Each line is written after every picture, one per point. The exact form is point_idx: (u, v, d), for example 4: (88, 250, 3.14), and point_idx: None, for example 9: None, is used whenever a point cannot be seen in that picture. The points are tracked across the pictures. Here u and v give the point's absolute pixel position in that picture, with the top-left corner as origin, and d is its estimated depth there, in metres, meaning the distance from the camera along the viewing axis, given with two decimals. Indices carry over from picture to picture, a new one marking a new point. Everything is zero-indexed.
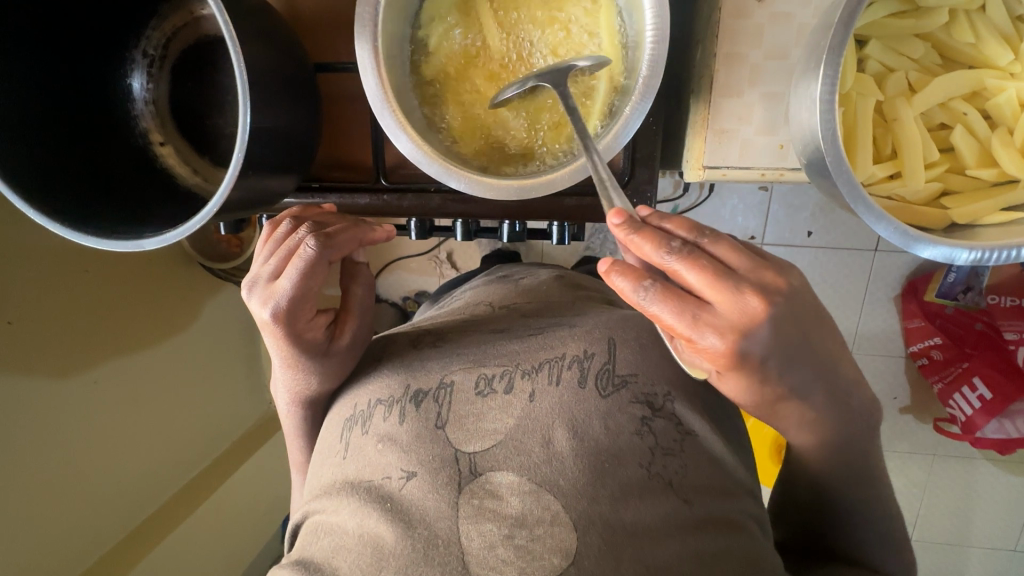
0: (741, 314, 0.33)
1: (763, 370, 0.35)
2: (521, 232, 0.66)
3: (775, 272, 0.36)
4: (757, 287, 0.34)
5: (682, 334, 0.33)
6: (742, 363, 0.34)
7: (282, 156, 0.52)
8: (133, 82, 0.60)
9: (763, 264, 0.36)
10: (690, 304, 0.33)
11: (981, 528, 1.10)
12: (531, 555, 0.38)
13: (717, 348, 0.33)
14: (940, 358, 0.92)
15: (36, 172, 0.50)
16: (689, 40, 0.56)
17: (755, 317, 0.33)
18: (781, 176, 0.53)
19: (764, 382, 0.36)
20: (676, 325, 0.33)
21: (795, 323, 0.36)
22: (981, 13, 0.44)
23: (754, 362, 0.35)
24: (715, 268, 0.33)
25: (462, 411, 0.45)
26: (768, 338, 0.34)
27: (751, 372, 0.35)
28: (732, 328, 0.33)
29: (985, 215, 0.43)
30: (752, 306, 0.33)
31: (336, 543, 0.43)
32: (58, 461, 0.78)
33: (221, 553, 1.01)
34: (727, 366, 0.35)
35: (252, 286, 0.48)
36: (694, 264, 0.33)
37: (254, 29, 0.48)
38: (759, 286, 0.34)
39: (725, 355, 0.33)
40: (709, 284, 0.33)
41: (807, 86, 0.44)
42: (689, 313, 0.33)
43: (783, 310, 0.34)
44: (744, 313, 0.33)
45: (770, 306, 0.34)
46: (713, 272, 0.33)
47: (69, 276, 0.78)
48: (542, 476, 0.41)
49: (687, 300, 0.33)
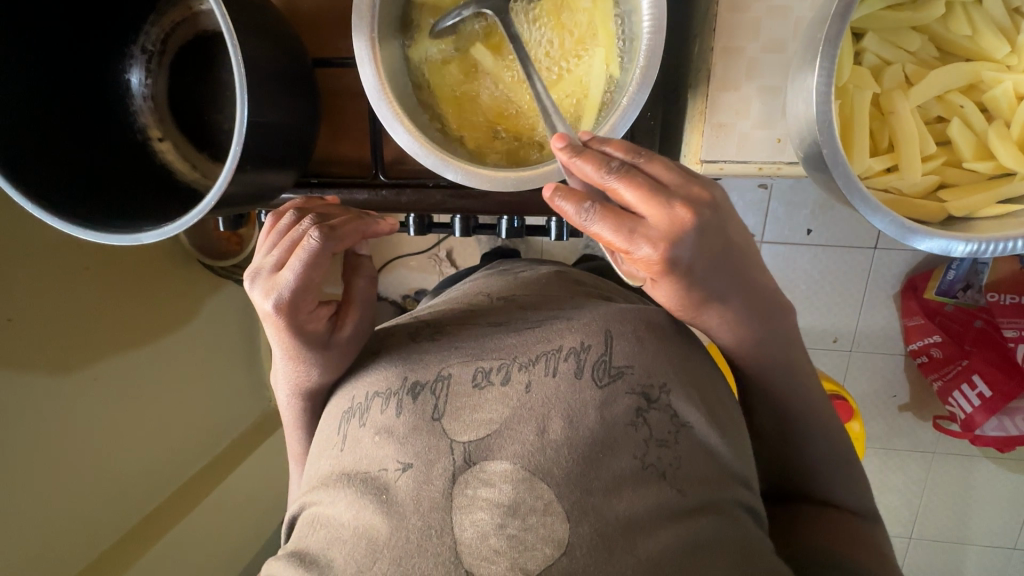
0: (670, 223, 0.36)
1: (693, 278, 0.39)
2: (519, 229, 0.65)
3: (703, 187, 0.39)
4: (686, 199, 0.37)
5: (619, 247, 0.36)
6: (674, 271, 0.37)
7: (280, 150, 0.52)
8: (131, 77, 0.60)
9: (693, 180, 0.38)
10: (625, 217, 0.36)
11: (981, 527, 1.09)
12: (523, 546, 0.38)
13: (651, 257, 0.36)
14: (939, 355, 0.92)
15: (34, 166, 0.50)
16: (687, 34, 0.56)
17: (683, 226, 0.36)
18: (779, 169, 0.53)
19: (695, 290, 0.40)
20: (613, 239, 0.36)
21: (722, 235, 0.39)
22: (977, 6, 0.44)
23: (687, 271, 0.38)
24: (647, 183, 0.36)
25: (460, 403, 0.45)
26: (697, 248, 0.37)
27: (683, 280, 0.38)
28: (663, 238, 0.36)
29: (980, 208, 0.44)
30: (680, 216, 0.36)
31: (332, 535, 0.43)
32: (58, 457, 0.78)
33: (220, 551, 1.01)
34: (663, 275, 0.38)
35: (254, 276, 0.48)
36: (628, 181, 0.36)
37: (252, 23, 0.48)
38: (688, 198, 0.37)
39: (659, 263, 0.37)
40: (642, 198, 0.36)
41: (803, 79, 0.44)
42: (624, 226, 0.36)
43: (709, 221, 0.37)
44: (673, 222, 0.36)
45: (699, 217, 0.36)
46: (646, 186, 0.36)
47: (69, 273, 0.78)
48: (536, 466, 0.41)
49: (621, 213, 0.36)
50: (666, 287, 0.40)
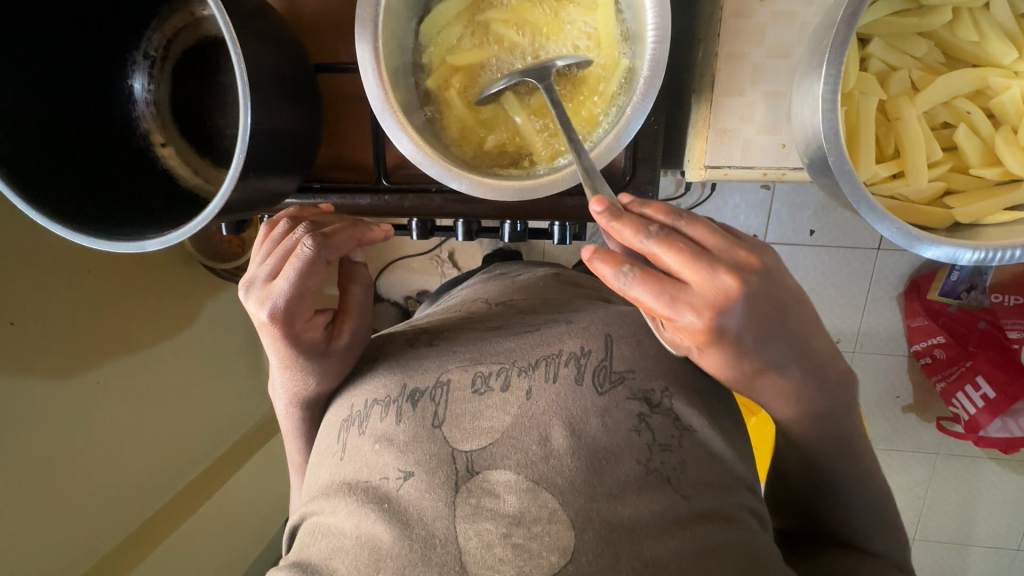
0: (716, 291, 0.34)
1: (740, 344, 0.37)
2: (522, 233, 0.65)
3: (748, 251, 0.37)
4: (731, 266, 0.35)
5: (662, 313, 0.35)
6: (719, 338, 0.36)
7: (283, 158, 0.52)
8: (133, 83, 0.60)
9: (736, 244, 0.37)
10: (667, 284, 0.35)
11: (983, 527, 1.09)
12: (528, 554, 0.38)
13: (695, 324, 0.35)
14: (942, 356, 0.91)
15: (37, 174, 0.50)
16: (690, 38, 0.56)
17: (729, 295, 0.34)
18: (783, 175, 0.53)
19: (742, 357, 0.38)
20: (655, 305, 0.35)
21: (767, 298, 0.37)
22: (984, 11, 0.44)
23: (733, 338, 0.36)
24: (691, 250, 0.35)
25: (460, 410, 0.45)
26: (743, 314, 0.36)
27: (729, 346, 0.37)
28: (707, 305, 0.35)
29: (988, 215, 0.43)
30: (725, 284, 0.35)
31: (335, 545, 0.43)
32: (60, 461, 0.78)
33: (223, 552, 1.01)
34: (708, 343, 0.36)
35: (249, 286, 0.48)
36: (672, 247, 0.35)
37: (254, 30, 0.48)
38: (734, 265, 0.35)
39: (703, 331, 0.35)
40: (685, 264, 0.34)
41: (809, 85, 0.43)
42: (666, 292, 0.35)
43: (758, 288, 0.36)
44: (718, 291, 0.34)
45: (746, 284, 0.35)
46: (689, 252, 0.35)
47: (70, 277, 0.78)
48: (539, 474, 0.41)
49: (663, 279, 0.35)
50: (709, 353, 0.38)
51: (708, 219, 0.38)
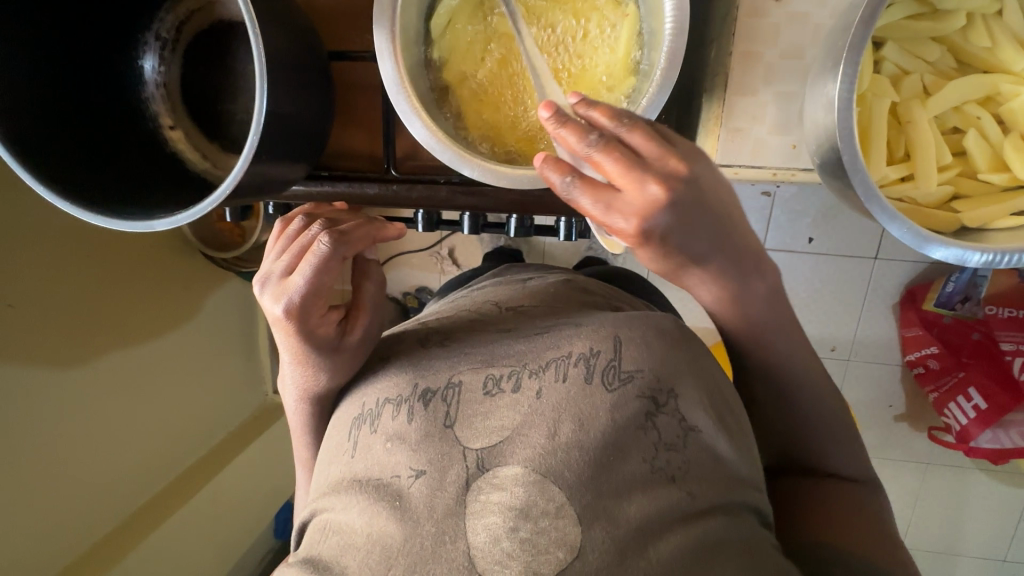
0: (646, 202, 0.35)
1: (668, 247, 0.38)
2: (529, 228, 0.65)
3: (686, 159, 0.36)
4: (667, 175, 0.35)
5: (597, 220, 0.36)
6: (651, 242, 0.37)
7: (293, 142, 0.51)
8: (144, 63, 0.59)
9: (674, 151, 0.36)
10: (603, 192, 0.35)
11: (972, 538, 1.10)
12: (536, 550, 0.38)
13: (626, 230, 0.36)
14: (936, 367, 0.92)
15: (44, 152, 0.49)
16: (704, 39, 0.57)
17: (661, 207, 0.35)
18: (793, 176, 0.54)
19: (671, 257, 0.39)
20: (589, 211, 0.36)
21: (704, 208, 0.37)
22: (997, 18, 0.45)
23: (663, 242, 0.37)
24: (627, 157, 0.35)
25: (471, 411, 0.45)
26: (677, 223, 0.36)
27: (659, 249, 0.38)
28: (638, 214, 0.35)
29: (996, 219, 0.44)
30: (656, 193, 0.35)
31: (346, 541, 0.42)
32: (54, 447, 0.77)
33: (213, 545, 1.00)
34: (641, 248, 0.37)
35: (265, 281, 0.48)
36: (609, 155, 0.35)
37: (270, 13, 0.48)
38: (669, 175, 0.35)
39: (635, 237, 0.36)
40: (620, 172, 0.35)
41: (823, 85, 0.44)
42: (601, 201, 0.35)
43: (691, 198, 0.36)
44: (649, 200, 0.35)
45: (679, 196, 0.35)
46: (625, 159, 0.35)
47: (70, 260, 0.78)
48: (547, 468, 0.41)
49: (599, 187, 0.35)
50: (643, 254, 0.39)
51: (650, 120, 0.37)
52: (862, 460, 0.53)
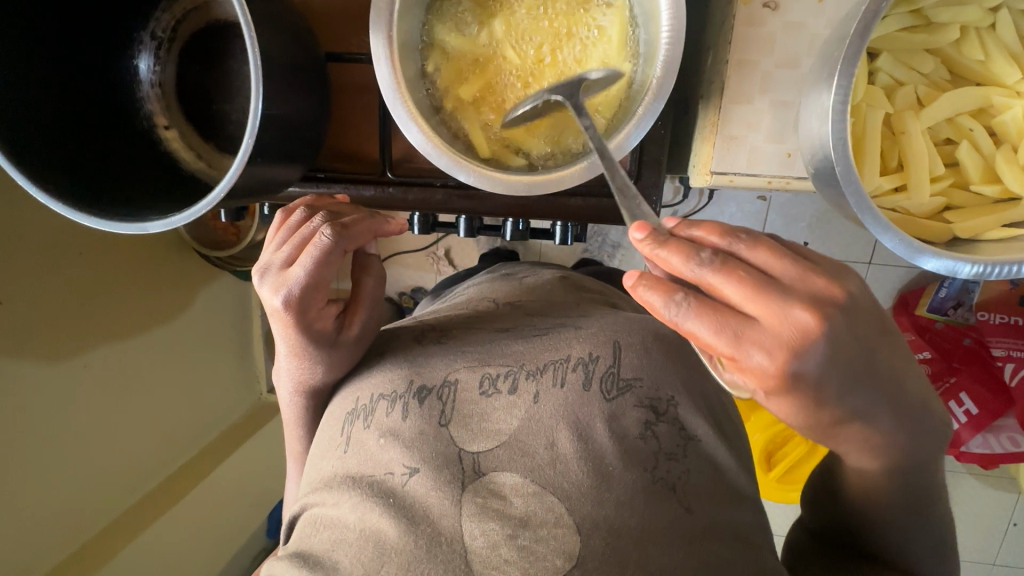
0: (789, 328, 0.30)
1: (814, 391, 0.32)
2: (525, 232, 0.65)
3: (832, 282, 0.32)
4: (807, 299, 0.31)
5: (723, 353, 0.30)
6: (795, 385, 0.31)
7: (288, 144, 0.51)
8: (140, 63, 0.60)
9: (812, 271, 0.33)
10: (730, 318, 0.31)
11: (961, 542, 1.11)
12: (534, 556, 0.38)
13: (766, 367, 0.30)
14: (928, 372, 0.89)
15: (37, 153, 0.49)
16: (701, 45, 0.57)
17: (809, 334, 0.30)
18: (787, 184, 0.54)
19: (820, 405, 0.33)
20: (714, 342, 0.30)
21: (856, 337, 0.32)
22: (990, 30, 0.45)
23: (812, 384, 0.31)
24: (753, 278, 0.31)
25: (467, 411, 0.45)
26: (826, 360, 0.31)
27: (808, 396, 0.32)
28: (779, 344, 0.30)
29: (986, 230, 0.44)
30: (802, 320, 0.30)
31: (338, 537, 0.43)
32: (45, 445, 0.77)
33: (204, 544, 1.00)
34: (783, 391, 0.31)
35: (264, 272, 0.48)
36: (732, 275, 0.31)
37: (268, 16, 0.47)
38: (810, 298, 0.31)
39: (776, 376, 0.30)
40: (749, 294, 0.31)
41: (818, 95, 0.44)
42: (728, 328, 0.30)
43: (840, 326, 0.31)
44: (794, 328, 0.30)
45: (826, 321, 0.30)
46: (753, 282, 0.31)
47: (62, 257, 0.77)
48: (546, 479, 0.41)
49: (724, 313, 0.31)
50: (778, 402, 0.33)
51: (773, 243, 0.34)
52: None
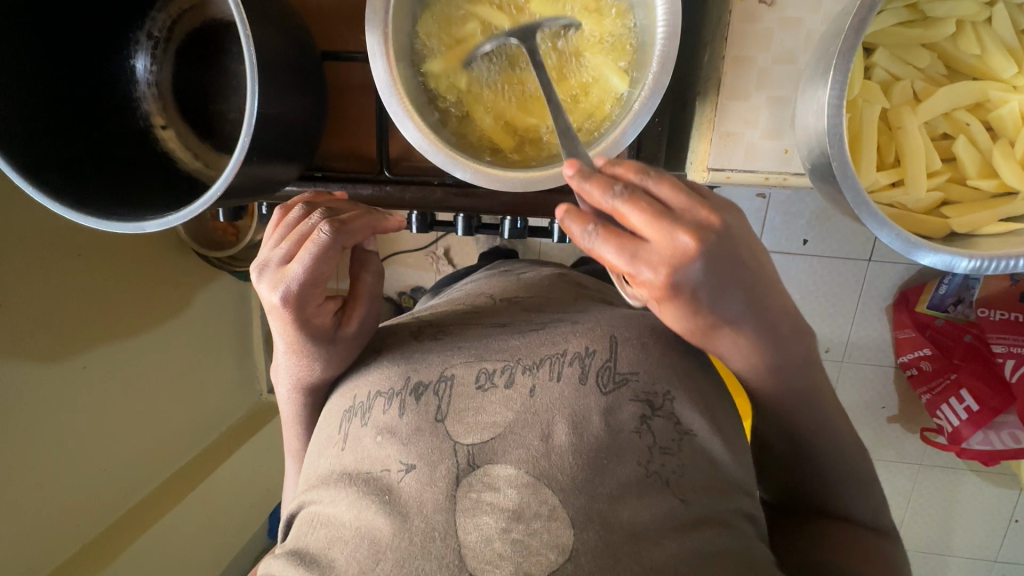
0: (673, 251, 0.34)
1: (698, 301, 0.36)
2: (522, 230, 0.63)
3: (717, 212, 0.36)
4: (693, 226, 0.35)
5: (622, 270, 0.35)
6: (677, 295, 0.36)
7: (286, 142, 0.51)
8: (136, 63, 0.60)
9: (700, 202, 0.36)
10: (628, 241, 0.35)
11: (962, 539, 1.11)
12: (527, 551, 0.38)
13: (652, 281, 0.35)
14: (928, 368, 0.93)
15: (34, 153, 0.49)
16: (698, 42, 0.57)
17: (686, 256, 0.34)
18: (784, 180, 0.54)
19: (701, 315, 0.38)
20: (616, 261, 0.35)
21: (735, 260, 0.36)
22: (987, 25, 0.45)
23: (693, 296, 0.36)
24: (652, 208, 0.35)
25: (462, 405, 0.45)
26: (704, 276, 0.35)
27: (694, 304, 0.37)
28: (664, 263, 0.34)
29: (984, 225, 0.44)
30: (683, 244, 0.34)
31: (334, 535, 0.43)
32: (46, 445, 0.77)
33: (205, 544, 1.00)
34: (668, 300, 0.36)
35: (262, 269, 0.48)
36: (636, 207, 0.35)
37: (264, 16, 0.47)
38: (696, 225, 0.35)
39: (662, 289, 0.35)
40: (646, 222, 0.34)
41: (814, 91, 0.44)
42: (626, 249, 0.35)
43: (718, 249, 0.35)
44: (676, 250, 0.34)
45: (706, 246, 0.34)
46: (652, 211, 0.35)
47: (61, 259, 0.77)
48: (541, 471, 0.41)
49: (625, 237, 0.35)
50: (670, 309, 0.38)
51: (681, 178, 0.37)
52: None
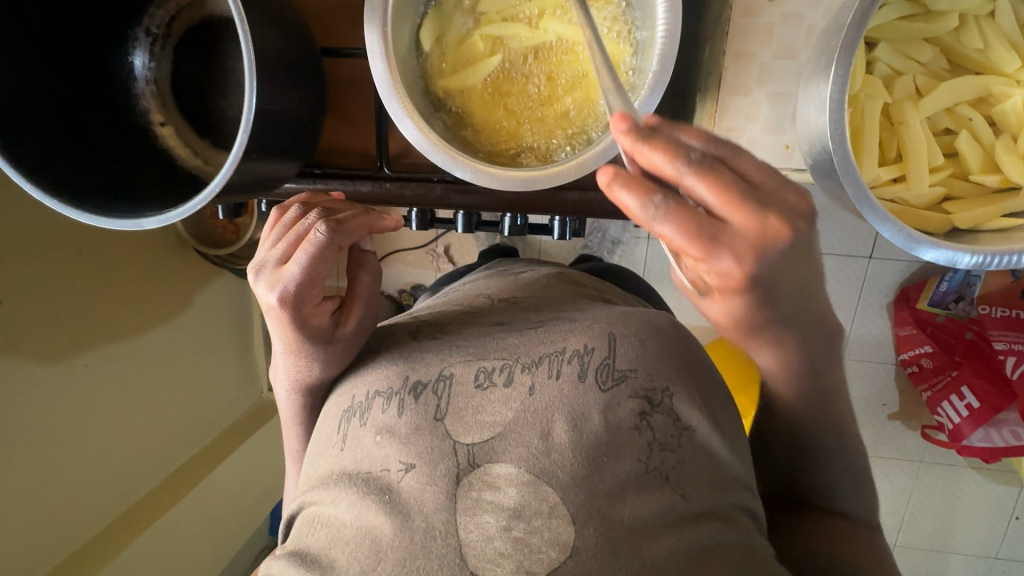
0: (760, 235, 0.30)
1: (764, 292, 0.33)
2: (522, 227, 0.65)
3: (799, 194, 0.32)
4: (779, 209, 0.31)
5: (694, 255, 0.30)
6: (752, 286, 0.32)
7: (284, 139, 0.51)
8: (134, 59, 0.59)
9: (781, 179, 0.32)
10: (706, 221, 0.30)
11: (963, 536, 1.11)
12: (528, 548, 0.38)
13: (731, 271, 0.31)
14: (929, 366, 0.92)
15: (33, 150, 0.49)
16: (699, 37, 0.57)
17: (774, 240, 0.30)
18: (786, 175, 0.54)
19: (761, 307, 0.34)
20: (688, 245, 0.30)
21: (805, 252, 0.33)
22: (989, 20, 0.45)
23: (763, 287, 0.32)
24: (735, 184, 0.30)
25: (462, 405, 0.45)
26: (782, 264, 0.32)
27: (756, 292, 0.33)
28: (748, 249, 0.30)
29: (986, 221, 0.44)
30: (772, 228, 0.30)
31: (334, 535, 0.43)
32: (47, 443, 0.77)
33: (205, 542, 1.00)
34: (734, 291, 0.32)
35: (259, 270, 0.48)
36: (709, 179, 0.30)
37: (262, 11, 0.47)
38: (781, 207, 0.31)
39: (737, 279, 0.31)
40: (730, 200, 0.30)
41: (816, 87, 0.44)
42: (705, 231, 0.30)
43: (802, 236, 0.31)
44: (764, 234, 0.30)
45: (793, 232, 0.31)
46: (736, 186, 0.30)
47: (61, 257, 0.77)
48: (540, 468, 0.41)
49: (702, 215, 0.30)
50: (727, 299, 0.34)
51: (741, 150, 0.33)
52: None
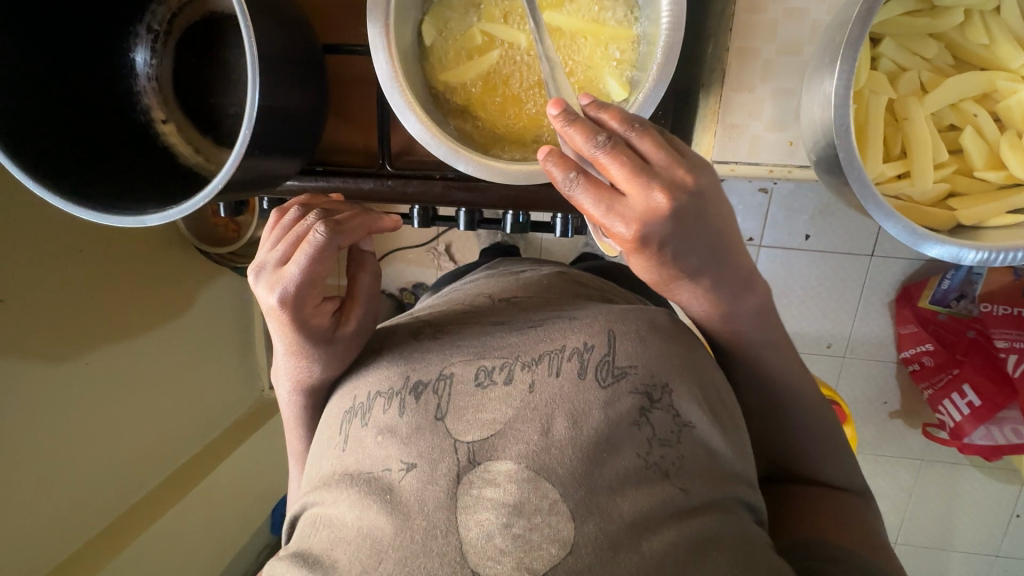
0: (648, 209, 0.35)
1: (663, 255, 0.38)
2: (525, 224, 0.65)
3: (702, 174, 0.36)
4: (669, 184, 0.35)
5: (597, 220, 0.36)
6: (646, 249, 0.37)
7: (286, 136, 0.51)
8: (136, 56, 0.59)
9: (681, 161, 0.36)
10: (606, 193, 0.36)
11: (964, 534, 1.11)
12: (528, 544, 0.38)
13: (625, 236, 0.36)
14: (931, 364, 0.92)
15: (35, 147, 0.49)
16: (702, 33, 0.56)
17: (658, 216, 0.35)
18: (789, 173, 0.54)
19: (665, 268, 0.39)
20: (591, 212, 0.36)
21: (703, 221, 0.37)
22: (995, 15, 0.45)
23: (661, 251, 0.38)
24: (632, 163, 0.35)
25: (462, 403, 0.45)
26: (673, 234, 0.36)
27: (655, 254, 0.38)
28: (637, 218, 0.35)
29: (991, 217, 0.44)
30: (658, 203, 0.35)
31: (335, 535, 0.42)
32: (49, 441, 0.77)
33: (207, 540, 1.00)
34: (636, 252, 0.38)
35: (260, 271, 0.48)
36: (612, 158, 0.35)
37: (264, 7, 0.47)
38: (672, 184, 0.35)
39: (631, 243, 0.37)
40: (625, 176, 0.35)
41: (820, 82, 0.44)
42: (603, 201, 0.35)
43: (689, 211, 0.36)
44: (650, 208, 0.35)
45: (679, 208, 0.35)
46: (633, 166, 0.35)
47: (62, 255, 0.77)
48: (541, 465, 0.41)
49: (603, 188, 0.36)
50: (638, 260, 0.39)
51: (662, 131, 0.37)
52: (843, 461, 0.54)
